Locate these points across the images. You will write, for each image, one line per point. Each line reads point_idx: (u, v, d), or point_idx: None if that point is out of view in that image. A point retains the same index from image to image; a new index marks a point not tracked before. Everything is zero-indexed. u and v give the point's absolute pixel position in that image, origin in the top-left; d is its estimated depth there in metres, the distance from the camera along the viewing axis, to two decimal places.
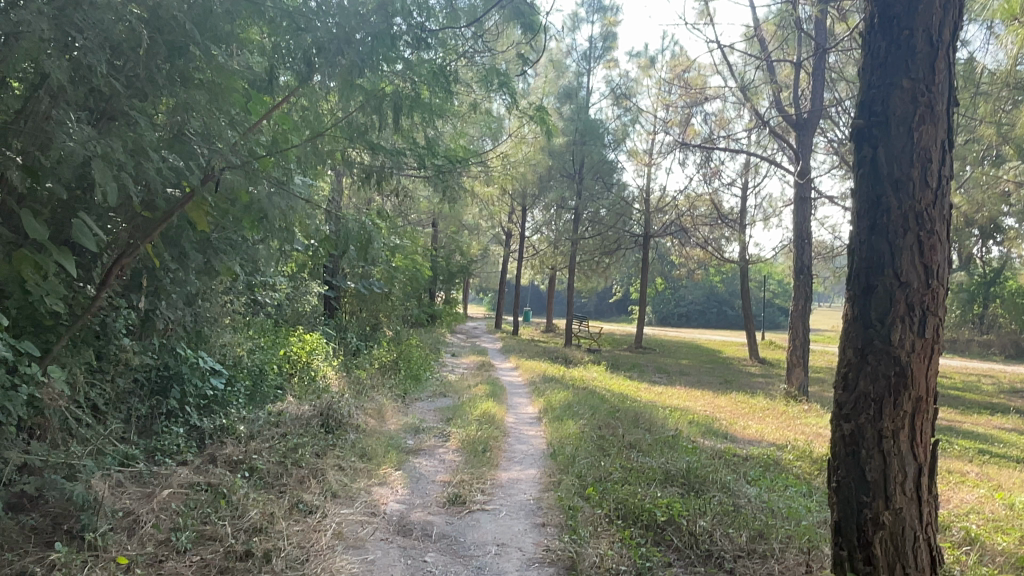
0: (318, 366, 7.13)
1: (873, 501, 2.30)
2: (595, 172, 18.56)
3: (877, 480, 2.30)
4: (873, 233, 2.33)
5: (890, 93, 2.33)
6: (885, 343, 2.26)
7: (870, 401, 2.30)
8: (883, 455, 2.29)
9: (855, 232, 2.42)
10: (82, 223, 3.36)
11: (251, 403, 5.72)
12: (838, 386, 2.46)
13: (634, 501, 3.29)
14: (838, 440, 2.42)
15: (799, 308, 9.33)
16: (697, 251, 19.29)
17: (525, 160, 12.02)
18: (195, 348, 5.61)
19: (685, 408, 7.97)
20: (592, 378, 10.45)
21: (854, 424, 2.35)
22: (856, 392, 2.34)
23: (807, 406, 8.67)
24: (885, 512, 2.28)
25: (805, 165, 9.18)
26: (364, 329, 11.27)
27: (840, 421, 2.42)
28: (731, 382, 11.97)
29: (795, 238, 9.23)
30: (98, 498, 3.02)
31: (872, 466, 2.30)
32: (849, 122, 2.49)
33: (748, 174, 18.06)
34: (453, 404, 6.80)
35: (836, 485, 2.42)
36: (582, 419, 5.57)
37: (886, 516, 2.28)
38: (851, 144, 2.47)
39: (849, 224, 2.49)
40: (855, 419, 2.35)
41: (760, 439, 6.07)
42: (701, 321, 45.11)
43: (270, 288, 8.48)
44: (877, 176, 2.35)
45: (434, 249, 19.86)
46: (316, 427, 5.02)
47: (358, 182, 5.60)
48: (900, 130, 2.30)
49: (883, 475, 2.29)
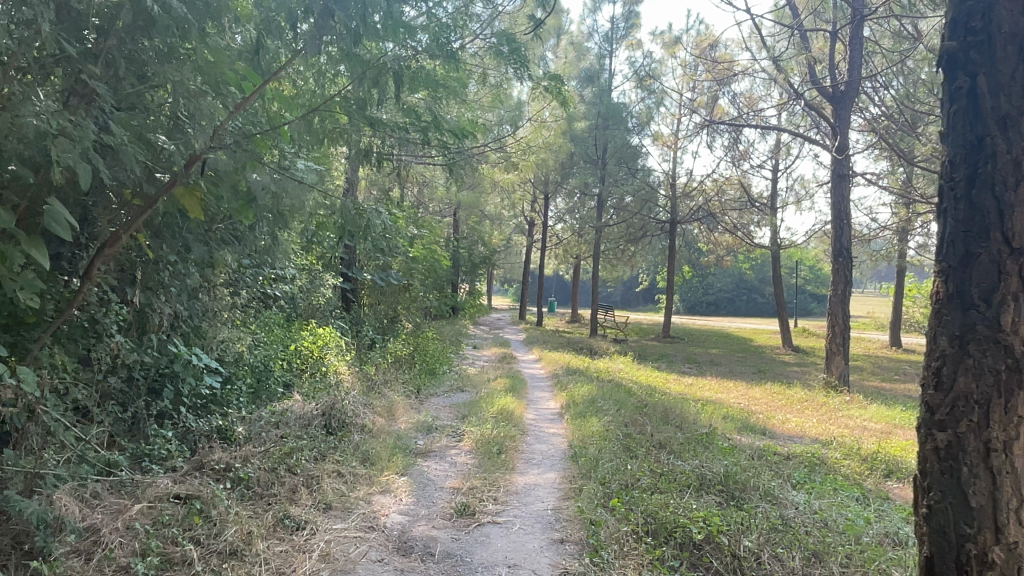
0: (330, 361, 6.79)
1: (979, 534, 1.91)
2: (619, 157, 17.98)
3: (984, 505, 1.91)
4: (974, 185, 1.95)
5: (994, 3, 1.96)
6: (992, 329, 1.87)
7: (974, 404, 1.92)
8: (991, 474, 1.91)
9: (950, 186, 2.04)
10: (59, 209, 2.92)
11: (255, 402, 5.39)
12: (929, 385, 2.08)
13: (665, 514, 2.87)
14: (930, 451, 2.04)
15: (838, 293, 8.77)
16: (726, 237, 18.74)
17: (547, 145, 11.59)
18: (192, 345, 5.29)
19: (717, 400, 7.53)
20: (618, 369, 10.03)
21: (951, 434, 1.97)
22: (952, 393, 1.97)
23: (849, 397, 8.14)
24: (996, 548, 1.88)
25: (843, 140, 8.62)
26: (382, 322, 10.93)
27: (932, 429, 2.04)
28: (763, 371, 11.46)
29: (833, 219, 8.67)
30: (62, 513, 2.68)
31: (977, 488, 1.92)
32: (938, 46, 2.13)
33: (779, 155, 17.46)
34: (469, 400, 6.42)
35: (928, 512, 2.03)
36: (607, 415, 5.14)
37: (996, 553, 1.88)
38: (941, 73, 2.11)
39: (941, 178, 2.10)
40: (953, 427, 1.97)
41: (801, 435, 5.59)
42: (730, 309, 44.28)
43: (281, 280, 8.18)
44: (978, 111, 1.97)
45: (456, 240, 19.57)
46: (319, 429, 4.67)
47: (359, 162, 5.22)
48: (1003, 48, 1.94)
49: (992, 500, 1.90)
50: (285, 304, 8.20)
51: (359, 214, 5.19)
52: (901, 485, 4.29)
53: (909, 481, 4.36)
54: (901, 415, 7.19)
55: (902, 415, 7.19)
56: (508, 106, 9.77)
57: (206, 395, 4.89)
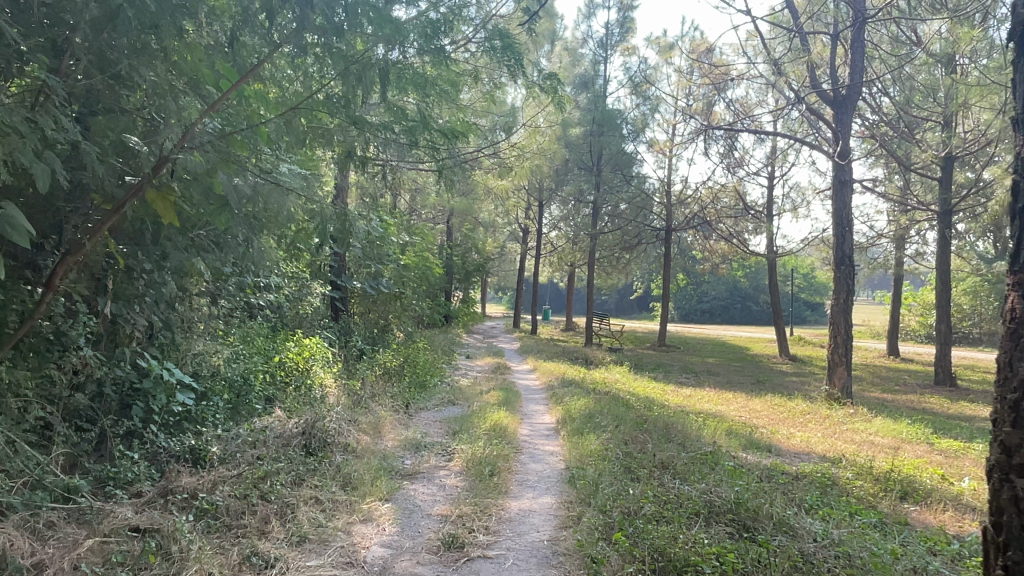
0: (315, 374, 6.50)
1: None
2: (614, 164, 17.84)
3: None
4: None
5: None
6: None
7: None
8: None
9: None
10: (13, 211, 2.43)
11: (233, 419, 5.09)
12: (1005, 424, 2.13)
13: (674, 551, 2.60)
14: (1009, 501, 2.07)
15: (840, 302, 8.51)
16: (722, 245, 18.54)
17: (540, 150, 11.34)
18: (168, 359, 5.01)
19: (718, 413, 7.27)
20: (615, 380, 9.77)
21: None
22: None
23: (853, 410, 7.88)
24: None
25: (846, 145, 8.41)
26: (372, 332, 10.63)
27: (1010, 474, 2.08)
28: (762, 381, 11.21)
29: (835, 226, 8.42)
30: (4, 550, 2.40)
31: None
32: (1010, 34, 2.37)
33: (775, 162, 17.30)
34: (460, 415, 6.13)
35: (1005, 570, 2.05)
36: (605, 432, 4.86)
37: None
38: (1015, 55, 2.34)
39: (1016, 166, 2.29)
40: None
41: (808, 452, 5.32)
42: (724, 317, 44.09)
43: (266, 289, 7.89)
44: None
45: (449, 247, 19.31)
46: (298, 451, 4.35)
47: (343, 165, 4.96)
48: None
49: None
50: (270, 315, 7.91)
51: (342, 218, 4.88)
52: (918, 509, 4.02)
53: (926, 504, 4.10)
54: (908, 429, 6.93)
55: (909, 429, 6.94)
56: (500, 111, 9.52)
57: (180, 413, 4.60)
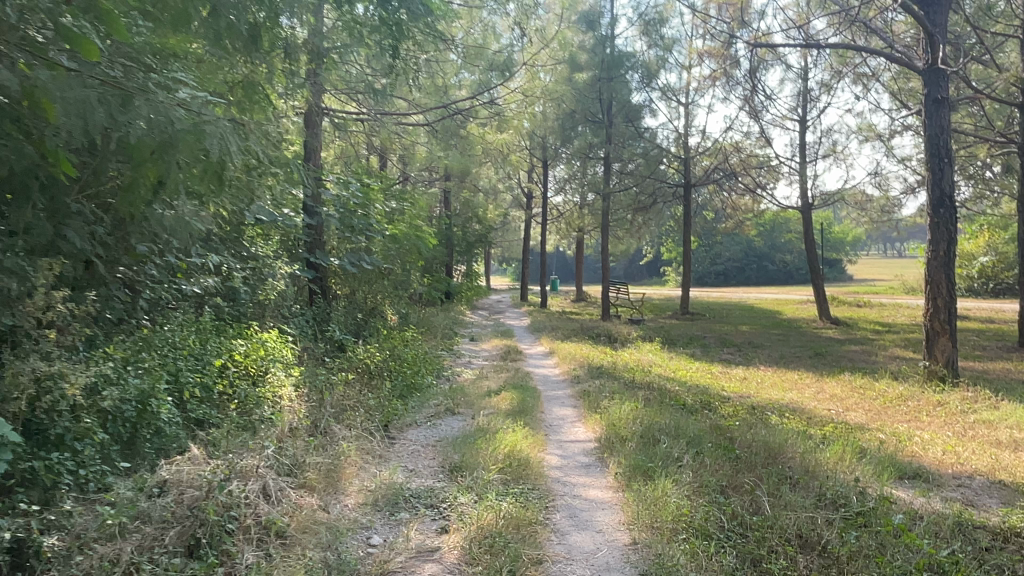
0: (271, 380, 4.80)
1: None
2: (625, 113, 15.83)
3: None
4: None
5: None
6: None
7: None
8: None
9: None
10: None
11: (120, 467, 3.38)
12: None
13: None
14: None
15: (939, 255, 6.74)
16: (747, 198, 16.72)
17: (548, 96, 9.51)
18: (38, 356, 3.29)
19: (800, 406, 5.55)
20: (650, 362, 8.05)
21: None
22: None
23: (969, 393, 6.13)
24: None
25: (941, 52, 6.56)
26: (357, 317, 8.95)
27: None
28: (823, 354, 9.46)
29: (931, 157, 6.70)
30: None
31: None
32: None
33: (807, 101, 15.42)
34: (462, 432, 4.43)
35: None
36: (687, 469, 3.14)
37: None
38: None
39: None
40: None
41: (978, 480, 3.59)
42: (740, 279, 42.26)
43: (208, 272, 6.22)
44: None
45: (445, 217, 17.55)
46: (179, 547, 2.56)
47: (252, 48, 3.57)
48: None
49: None
50: (219, 302, 6.19)
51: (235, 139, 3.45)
52: None
53: None
54: None
55: None
56: (495, 53, 7.65)
57: (24, 462, 2.88)
